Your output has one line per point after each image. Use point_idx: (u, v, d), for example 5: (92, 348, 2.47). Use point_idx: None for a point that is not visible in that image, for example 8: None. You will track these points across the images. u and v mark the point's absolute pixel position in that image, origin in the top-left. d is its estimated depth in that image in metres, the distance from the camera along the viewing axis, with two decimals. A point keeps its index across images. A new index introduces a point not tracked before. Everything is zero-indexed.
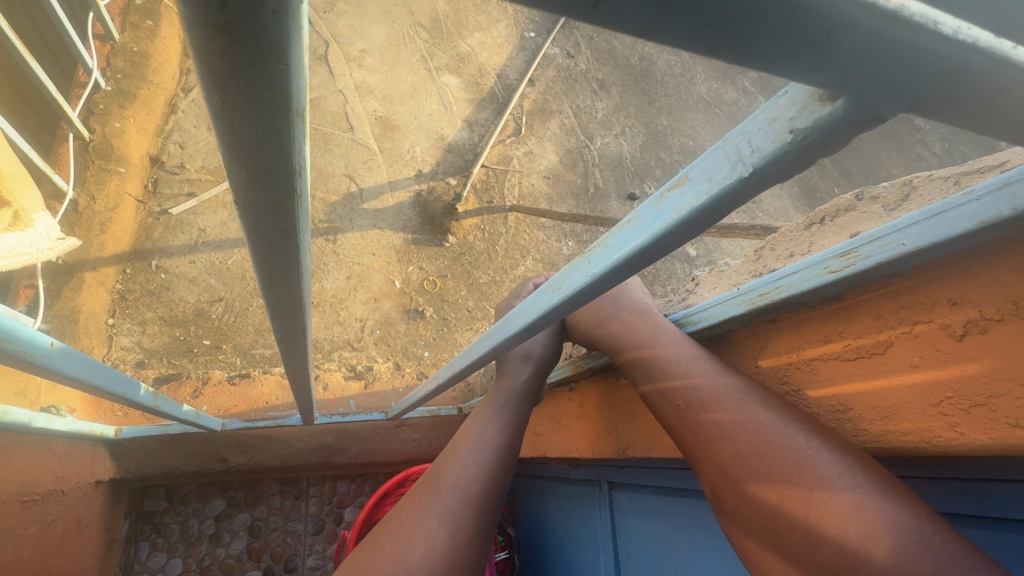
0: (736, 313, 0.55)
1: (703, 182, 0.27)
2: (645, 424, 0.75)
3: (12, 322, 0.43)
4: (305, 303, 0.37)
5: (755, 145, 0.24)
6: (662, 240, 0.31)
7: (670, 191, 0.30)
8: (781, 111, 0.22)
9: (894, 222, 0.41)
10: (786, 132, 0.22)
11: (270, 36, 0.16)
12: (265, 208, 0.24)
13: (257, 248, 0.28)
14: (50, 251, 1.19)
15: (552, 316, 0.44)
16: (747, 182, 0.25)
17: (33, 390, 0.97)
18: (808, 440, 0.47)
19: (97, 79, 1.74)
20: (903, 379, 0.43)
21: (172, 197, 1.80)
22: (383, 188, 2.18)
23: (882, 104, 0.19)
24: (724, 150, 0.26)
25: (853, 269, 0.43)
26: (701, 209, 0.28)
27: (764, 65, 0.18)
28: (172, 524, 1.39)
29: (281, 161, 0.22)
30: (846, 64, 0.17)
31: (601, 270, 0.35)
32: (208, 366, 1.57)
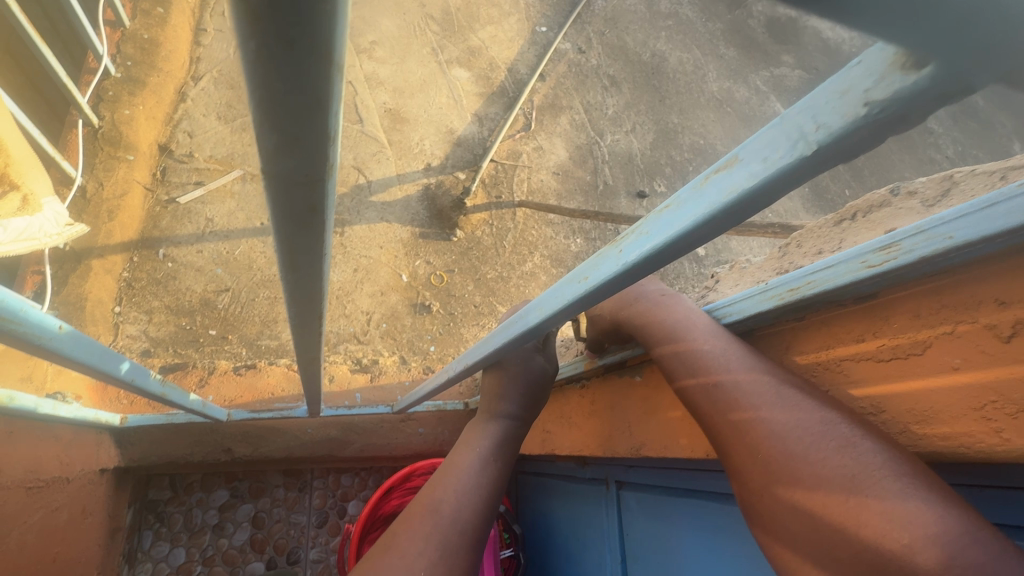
0: (765, 309, 0.53)
1: (757, 162, 0.25)
2: (661, 423, 0.74)
3: (20, 304, 0.42)
4: (322, 289, 0.36)
5: (821, 122, 0.23)
6: (705, 226, 0.29)
7: (716, 173, 0.28)
8: (855, 83, 0.21)
9: (941, 214, 0.39)
10: (859, 106, 0.21)
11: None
12: (292, 177, 0.23)
13: (280, 224, 0.27)
14: (58, 237, 1.18)
15: (576, 307, 0.42)
16: (809, 162, 0.23)
17: (40, 376, 0.96)
18: (838, 439, 0.45)
19: (108, 65, 1.73)
20: (943, 381, 0.42)
21: (180, 185, 1.79)
22: (391, 180, 2.16)
23: (975, 73, 0.18)
24: (783, 125, 0.24)
25: (894, 263, 0.42)
26: (750, 191, 0.26)
27: (857, 23, 0.16)
28: (176, 513, 1.39)
29: (314, 124, 0.20)
30: (949, 25, 0.16)
31: (633, 258, 0.34)
32: (215, 356, 1.57)
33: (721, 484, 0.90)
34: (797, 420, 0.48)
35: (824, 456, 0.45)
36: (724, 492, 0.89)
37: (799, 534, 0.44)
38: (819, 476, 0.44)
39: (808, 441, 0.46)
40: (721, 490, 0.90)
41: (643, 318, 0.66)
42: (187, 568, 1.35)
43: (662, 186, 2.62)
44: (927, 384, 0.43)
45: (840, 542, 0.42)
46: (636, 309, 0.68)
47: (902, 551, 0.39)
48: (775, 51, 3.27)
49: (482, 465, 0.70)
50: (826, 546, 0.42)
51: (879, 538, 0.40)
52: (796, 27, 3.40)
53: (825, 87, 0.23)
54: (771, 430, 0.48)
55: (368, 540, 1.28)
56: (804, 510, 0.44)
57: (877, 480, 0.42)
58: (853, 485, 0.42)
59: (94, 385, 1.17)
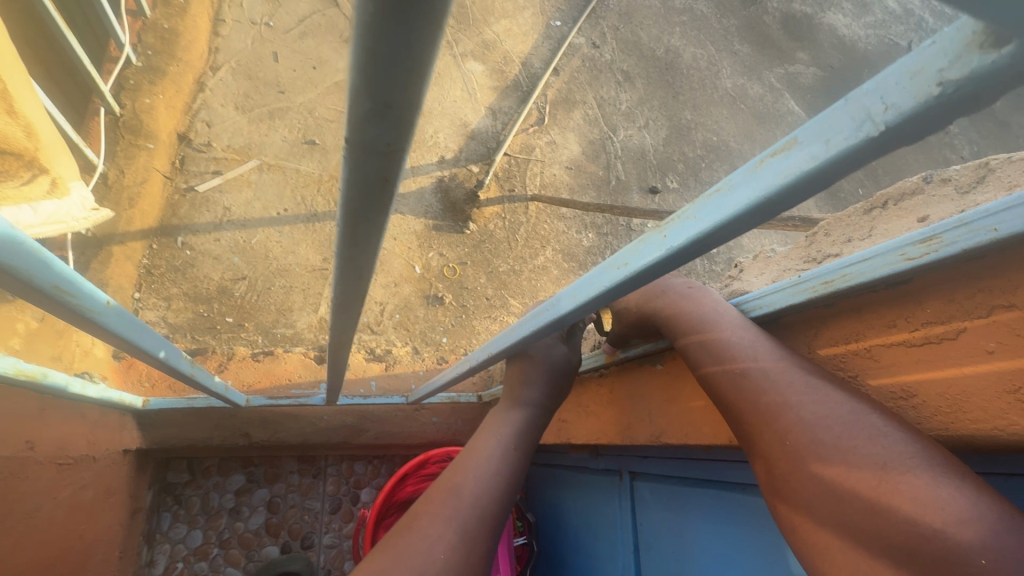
0: (798, 301, 0.53)
1: (819, 144, 0.26)
2: (682, 412, 0.74)
3: (74, 277, 0.43)
4: (371, 265, 0.36)
5: (891, 102, 0.23)
6: (758, 210, 0.30)
7: (773, 155, 0.28)
8: (928, 63, 0.22)
9: (986, 206, 0.39)
10: (932, 85, 0.22)
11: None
12: (375, 147, 0.23)
13: (349, 195, 0.27)
14: (84, 222, 1.20)
15: (614, 293, 0.43)
16: (875, 143, 0.24)
17: (69, 355, 0.99)
18: (871, 430, 0.45)
19: (129, 54, 1.76)
20: (977, 364, 0.42)
21: (198, 174, 1.81)
22: (405, 173, 2.18)
23: None
24: (846, 107, 0.25)
25: (933, 255, 0.42)
26: (811, 173, 0.26)
27: None
28: (193, 496, 1.41)
29: (409, 91, 0.21)
30: None
31: (680, 242, 0.34)
32: (232, 343, 1.59)
33: (736, 474, 0.90)
34: (829, 412, 0.48)
35: (855, 444, 0.45)
36: (740, 485, 0.90)
37: (826, 521, 0.45)
38: (849, 464, 0.45)
39: (838, 429, 0.46)
40: (736, 481, 0.90)
41: (668, 311, 0.66)
42: (204, 550, 1.38)
43: (674, 182, 2.62)
44: (960, 370, 0.43)
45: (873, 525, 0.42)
46: (660, 300, 0.68)
47: (933, 535, 0.39)
48: (789, 49, 3.25)
49: (504, 455, 0.71)
50: (858, 530, 0.43)
51: (911, 523, 0.40)
52: (811, 25, 3.38)
53: (892, 68, 0.24)
54: (799, 419, 0.49)
55: (382, 526, 1.30)
56: (833, 494, 0.45)
57: (908, 467, 0.42)
58: (885, 472, 0.43)
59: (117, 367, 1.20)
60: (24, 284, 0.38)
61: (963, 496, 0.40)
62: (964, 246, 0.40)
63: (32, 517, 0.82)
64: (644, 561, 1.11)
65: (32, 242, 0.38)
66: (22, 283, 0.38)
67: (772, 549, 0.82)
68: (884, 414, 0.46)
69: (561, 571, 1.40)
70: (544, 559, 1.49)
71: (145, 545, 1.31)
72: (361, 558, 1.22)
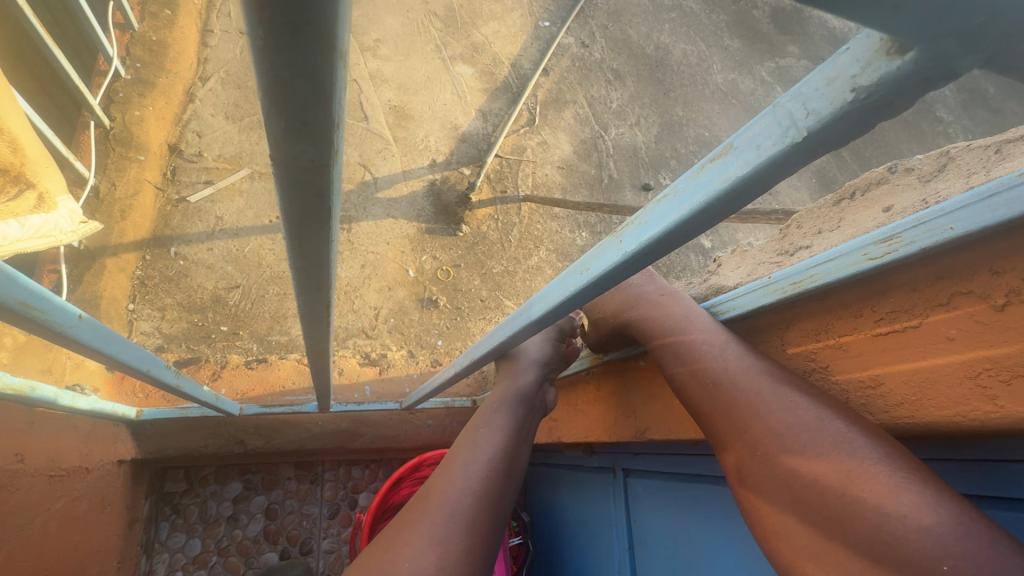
0: (769, 303, 0.54)
1: (750, 150, 0.26)
2: (666, 407, 0.74)
3: (42, 293, 0.44)
4: (329, 275, 0.37)
5: (811, 108, 0.23)
6: (700, 216, 0.30)
7: (712, 162, 0.29)
8: (842, 69, 0.22)
9: (942, 206, 0.39)
10: (847, 91, 0.22)
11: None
12: (301, 163, 0.24)
13: (288, 210, 0.28)
14: (73, 235, 1.21)
15: (578, 299, 0.43)
16: (801, 148, 0.24)
17: (59, 368, 0.99)
18: (839, 438, 0.47)
19: (117, 68, 1.77)
20: (941, 353, 0.42)
21: (190, 185, 1.82)
22: (397, 177, 2.18)
23: (957, 54, 0.18)
24: (774, 115, 0.25)
25: (895, 255, 0.42)
26: (745, 179, 0.27)
27: (832, 5, 0.16)
28: (191, 505, 1.41)
29: (319, 107, 0.21)
30: (930, 4, 0.16)
31: (632, 249, 0.35)
32: (227, 351, 1.59)
33: None
34: (798, 421, 0.50)
35: (823, 451, 0.47)
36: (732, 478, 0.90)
37: (801, 527, 0.47)
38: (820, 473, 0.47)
39: (804, 438, 0.49)
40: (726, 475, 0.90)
41: (643, 319, 0.67)
42: (203, 559, 1.38)
43: (667, 179, 2.62)
44: (925, 359, 0.43)
45: (841, 530, 0.45)
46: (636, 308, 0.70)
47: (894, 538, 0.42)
48: (779, 42, 3.25)
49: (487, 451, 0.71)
50: (828, 536, 0.45)
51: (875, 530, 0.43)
52: (801, 17, 3.38)
53: (814, 74, 0.24)
54: (771, 429, 0.51)
55: (378, 529, 1.30)
56: (807, 502, 0.47)
57: (872, 474, 0.44)
58: (851, 481, 0.45)
59: (110, 379, 1.20)
60: None
61: (928, 502, 0.42)
62: (922, 245, 0.40)
63: (24, 529, 0.82)
64: (639, 557, 1.12)
65: None
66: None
67: None
68: (852, 419, 0.48)
69: (559, 569, 1.40)
70: (542, 559, 1.49)
71: (144, 555, 1.32)
72: (359, 562, 1.22)
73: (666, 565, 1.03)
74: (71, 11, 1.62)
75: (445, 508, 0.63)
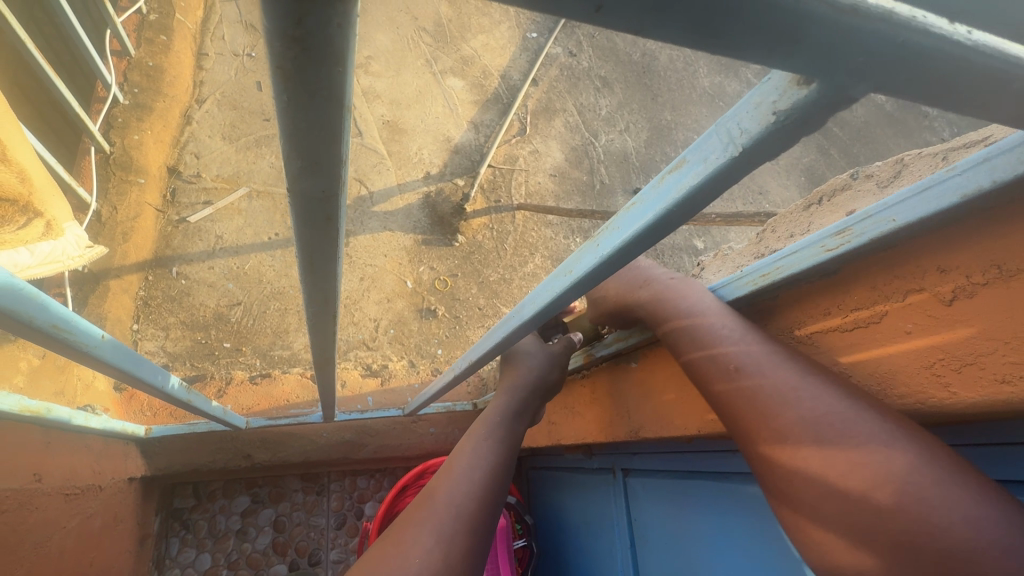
0: (742, 294, 0.59)
1: (700, 163, 0.30)
2: (656, 406, 0.78)
3: (72, 316, 0.47)
4: (334, 289, 0.39)
5: (744, 128, 0.27)
6: (664, 219, 0.34)
7: (670, 172, 0.33)
8: (765, 96, 0.25)
9: (884, 199, 0.44)
10: (770, 114, 0.25)
11: (334, 47, 0.17)
12: (313, 195, 0.26)
13: (298, 231, 0.30)
14: (79, 259, 1.24)
15: (565, 300, 0.47)
16: (739, 160, 0.28)
17: (71, 390, 1.02)
18: (847, 418, 0.46)
19: (116, 93, 1.81)
20: (899, 345, 0.46)
21: (190, 206, 1.86)
22: (393, 190, 2.22)
23: (847, 85, 0.22)
24: (717, 133, 0.29)
25: (848, 246, 0.47)
26: (697, 187, 0.31)
27: (740, 54, 0.20)
28: (200, 520, 1.44)
29: (333, 152, 0.23)
30: (815, 51, 0.20)
31: (609, 251, 0.38)
32: (230, 368, 1.62)
33: (720, 463, 0.94)
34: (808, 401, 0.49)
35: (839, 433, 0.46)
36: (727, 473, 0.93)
37: (814, 508, 0.46)
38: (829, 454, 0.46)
39: (820, 417, 0.48)
40: (721, 469, 0.94)
41: (652, 306, 0.67)
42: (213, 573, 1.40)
43: None
44: (886, 351, 0.47)
45: (830, 506, 0.45)
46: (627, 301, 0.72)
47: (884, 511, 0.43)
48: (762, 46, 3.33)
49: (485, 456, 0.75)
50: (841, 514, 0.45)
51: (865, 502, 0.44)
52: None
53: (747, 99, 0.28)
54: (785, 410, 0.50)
55: None
56: (819, 484, 0.46)
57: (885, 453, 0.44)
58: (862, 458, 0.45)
59: (119, 398, 1.23)
60: (25, 325, 0.42)
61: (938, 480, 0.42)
62: (870, 234, 0.45)
63: (42, 547, 0.85)
64: (640, 554, 1.14)
65: (28, 287, 0.42)
66: (22, 325, 0.42)
67: (758, 532, 0.86)
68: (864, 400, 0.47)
69: (563, 570, 1.43)
70: (547, 560, 1.51)
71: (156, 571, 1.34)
72: None
73: (666, 560, 1.06)
74: (69, 40, 1.66)
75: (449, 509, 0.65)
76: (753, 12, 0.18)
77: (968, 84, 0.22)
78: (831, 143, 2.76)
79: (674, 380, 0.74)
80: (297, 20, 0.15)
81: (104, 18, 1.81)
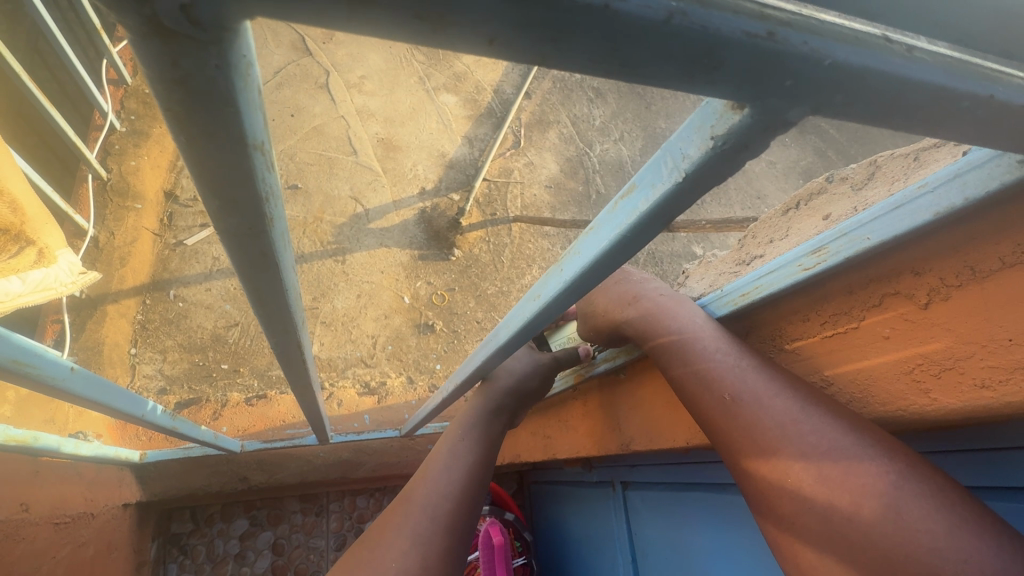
0: (725, 315, 0.58)
1: (649, 188, 0.29)
2: (646, 418, 0.77)
3: (35, 349, 0.47)
4: (295, 318, 0.39)
5: (686, 153, 0.26)
6: (623, 244, 0.33)
7: (623, 198, 0.32)
8: (702, 121, 0.24)
9: (859, 218, 0.43)
10: (708, 139, 0.24)
11: (218, 86, 0.18)
12: (241, 231, 0.25)
13: (242, 269, 0.30)
14: (73, 286, 1.25)
15: (536, 323, 0.46)
16: (684, 186, 0.27)
17: (63, 417, 1.02)
18: (849, 455, 0.44)
19: (113, 121, 1.84)
20: (878, 353, 0.45)
21: (186, 229, 1.87)
22: (388, 207, 2.23)
23: (781, 110, 0.21)
24: (663, 157, 0.28)
25: (824, 264, 0.45)
26: (650, 211, 0.30)
27: (660, 82, 0.20)
28: (198, 545, 1.43)
29: (251, 189, 0.23)
30: (738, 77, 0.19)
31: (573, 275, 0.37)
32: (228, 389, 1.62)
33: (719, 474, 0.92)
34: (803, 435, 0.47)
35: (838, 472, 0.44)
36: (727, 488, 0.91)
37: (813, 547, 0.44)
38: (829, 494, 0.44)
39: (820, 454, 0.45)
40: (720, 480, 0.92)
41: (638, 323, 0.63)
42: None
43: None
44: (867, 359, 0.46)
45: (826, 542, 0.43)
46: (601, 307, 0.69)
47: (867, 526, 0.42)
48: None
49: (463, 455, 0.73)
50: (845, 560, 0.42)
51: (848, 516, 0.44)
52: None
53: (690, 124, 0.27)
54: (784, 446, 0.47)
55: None
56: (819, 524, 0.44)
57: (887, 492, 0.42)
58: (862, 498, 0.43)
59: (113, 424, 1.23)
60: None
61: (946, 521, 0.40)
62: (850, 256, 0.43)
63: None
64: (643, 569, 1.12)
65: None
66: None
67: (759, 545, 0.83)
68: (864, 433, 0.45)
69: None
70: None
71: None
72: None
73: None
74: (66, 71, 1.69)
75: (427, 509, 0.65)
76: (654, 36, 0.17)
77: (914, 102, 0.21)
78: (827, 145, 2.76)
79: (663, 393, 0.73)
80: (173, 61, 0.16)
81: (101, 48, 1.85)
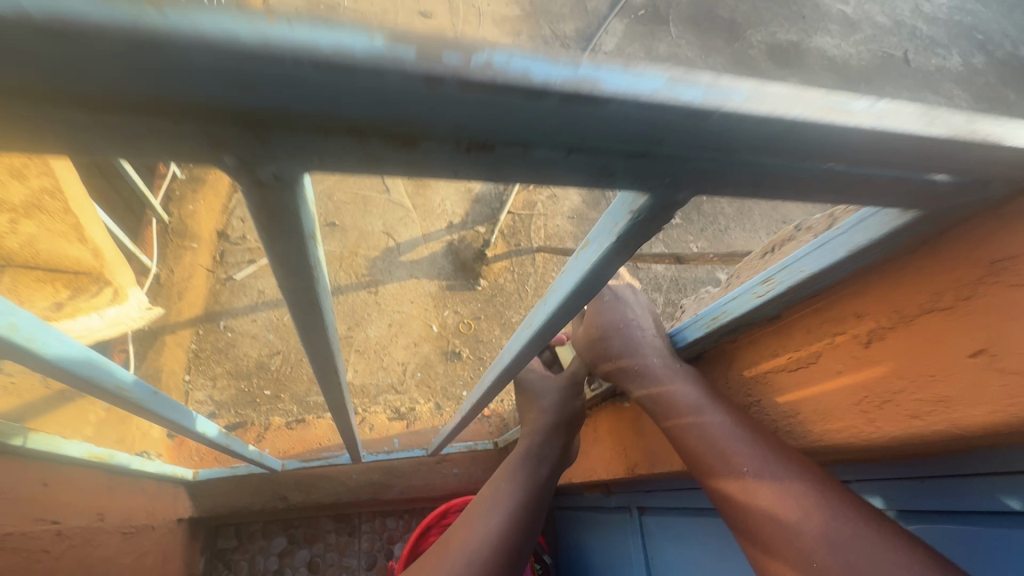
0: (702, 335, 0.65)
1: (597, 243, 0.37)
2: (648, 444, 0.82)
3: (132, 380, 0.58)
4: (335, 353, 0.48)
5: (617, 222, 0.34)
6: (588, 281, 0.41)
7: (582, 252, 0.40)
8: (619, 202, 0.32)
9: (796, 254, 0.50)
10: (626, 214, 0.32)
11: (291, 222, 0.26)
12: (300, 293, 0.35)
13: (302, 318, 0.39)
14: (140, 320, 1.40)
15: (535, 344, 0.56)
16: (618, 244, 0.35)
17: (131, 437, 1.16)
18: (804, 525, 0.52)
19: (174, 170, 2.05)
20: (832, 383, 0.50)
21: (235, 265, 2.03)
22: (418, 240, 2.36)
23: (670, 197, 0.28)
24: (603, 223, 0.36)
25: (772, 294, 0.52)
26: (600, 263, 0.38)
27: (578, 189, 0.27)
28: (241, 560, 1.53)
29: (305, 268, 0.31)
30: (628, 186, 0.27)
31: (558, 307, 0.46)
32: (270, 414, 1.75)
33: None
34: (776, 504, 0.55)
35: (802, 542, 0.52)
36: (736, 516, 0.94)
37: None
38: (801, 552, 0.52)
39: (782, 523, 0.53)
40: None
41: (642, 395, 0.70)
42: None
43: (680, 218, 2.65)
44: (819, 387, 0.52)
45: None
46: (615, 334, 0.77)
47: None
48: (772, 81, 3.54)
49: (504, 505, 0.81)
50: None
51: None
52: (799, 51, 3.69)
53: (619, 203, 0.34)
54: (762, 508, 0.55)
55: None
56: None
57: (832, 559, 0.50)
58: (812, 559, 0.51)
59: (171, 444, 1.37)
60: (105, 389, 0.53)
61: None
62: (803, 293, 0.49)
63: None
64: None
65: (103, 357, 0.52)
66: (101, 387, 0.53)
67: None
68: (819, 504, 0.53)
69: None
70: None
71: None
72: None
73: None
74: None
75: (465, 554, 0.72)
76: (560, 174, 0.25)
77: (773, 183, 0.28)
78: None
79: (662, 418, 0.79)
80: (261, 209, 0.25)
81: None
